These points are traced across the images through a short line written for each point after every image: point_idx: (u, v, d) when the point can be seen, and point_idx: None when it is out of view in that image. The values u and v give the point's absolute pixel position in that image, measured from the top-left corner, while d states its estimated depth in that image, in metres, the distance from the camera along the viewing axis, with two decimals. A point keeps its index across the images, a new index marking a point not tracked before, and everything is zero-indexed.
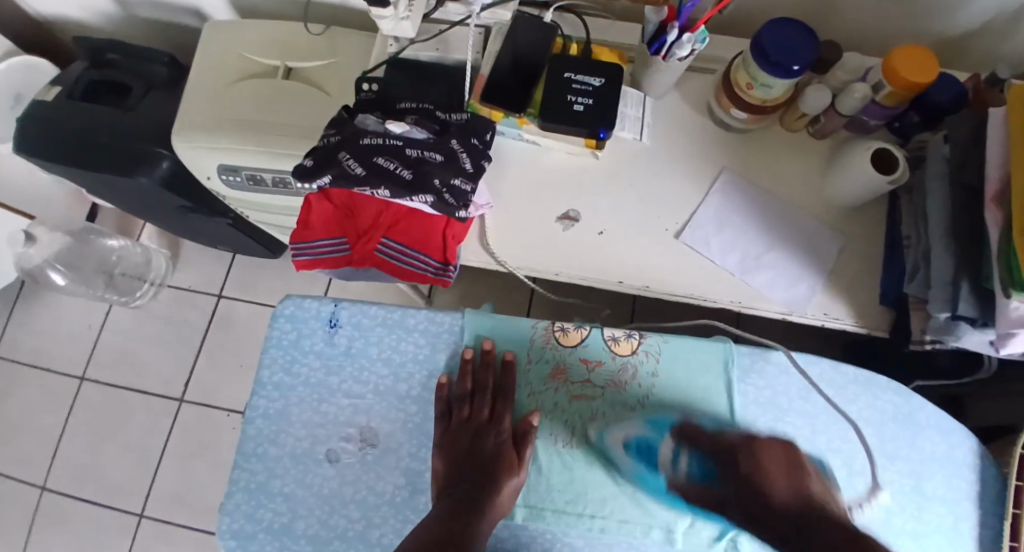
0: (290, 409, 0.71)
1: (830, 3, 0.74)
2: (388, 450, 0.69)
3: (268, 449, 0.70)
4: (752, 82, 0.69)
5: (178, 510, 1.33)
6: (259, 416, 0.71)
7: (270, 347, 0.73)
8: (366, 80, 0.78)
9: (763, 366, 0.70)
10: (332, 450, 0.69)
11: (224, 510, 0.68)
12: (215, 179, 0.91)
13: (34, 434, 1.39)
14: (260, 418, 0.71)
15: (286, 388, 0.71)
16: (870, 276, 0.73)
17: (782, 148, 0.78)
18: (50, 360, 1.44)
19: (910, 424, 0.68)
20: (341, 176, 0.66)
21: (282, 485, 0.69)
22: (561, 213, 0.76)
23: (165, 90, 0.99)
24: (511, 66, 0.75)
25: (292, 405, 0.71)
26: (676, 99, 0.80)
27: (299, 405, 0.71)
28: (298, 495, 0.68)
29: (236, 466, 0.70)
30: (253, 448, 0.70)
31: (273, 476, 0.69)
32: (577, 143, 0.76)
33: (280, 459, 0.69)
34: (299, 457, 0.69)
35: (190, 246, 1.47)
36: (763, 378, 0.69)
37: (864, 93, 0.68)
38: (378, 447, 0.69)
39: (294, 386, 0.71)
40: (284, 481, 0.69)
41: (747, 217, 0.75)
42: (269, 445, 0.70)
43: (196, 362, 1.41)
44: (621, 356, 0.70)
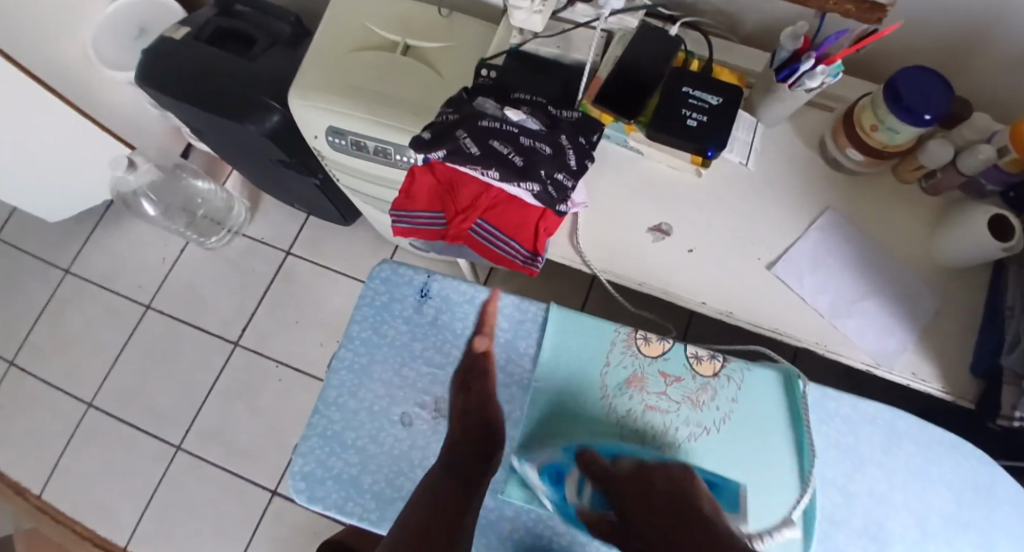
0: (373, 365, 0.73)
1: (970, 58, 0.72)
2: None
3: (347, 401, 0.72)
4: (878, 124, 0.68)
5: (213, 448, 1.37)
6: (343, 367, 0.73)
7: (361, 304, 0.75)
8: (485, 66, 0.81)
9: (847, 413, 0.69)
10: (406, 413, 0.71)
11: (298, 451, 0.71)
12: (321, 138, 0.94)
13: (94, 350, 1.47)
14: (344, 369, 0.73)
15: (372, 346, 0.74)
16: (962, 342, 0.71)
17: (891, 196, 0.77)
18: (121, 284, 1.51)
19: (988, 495, 0.66)
20: (455, 153, 0.68)
21: (356, 437, 0.71)
22: (653, 224, 0.77)
23: (285, 48, 1.04)
24: (631, 73, 0.76)
25: (376, 362, 0.73)
26: (788, 131, 0.79)
27: (382, 364, 0.73)
28: (369, 449, 0.70)
29: (315, 411, 0.72)
30: (335, 397, 0.72)
31: (348, 427, 0.71)
32: (682, 158, 0.76)
33: (358, 413, 0.71)
34: (375, 415, 0.71)
35: (268, 200, 1.53)
36: (847, 425, 0.68)
37: (987, 155, 0.67)
38: None
39: (380, 345, 0.73)
40: (358, 434, 0.71)
41: (851, 261, 0.74)
42: (348, 397, 0.72)
43: (255, 311, 1.46)
44: (693, 373, 0.71)
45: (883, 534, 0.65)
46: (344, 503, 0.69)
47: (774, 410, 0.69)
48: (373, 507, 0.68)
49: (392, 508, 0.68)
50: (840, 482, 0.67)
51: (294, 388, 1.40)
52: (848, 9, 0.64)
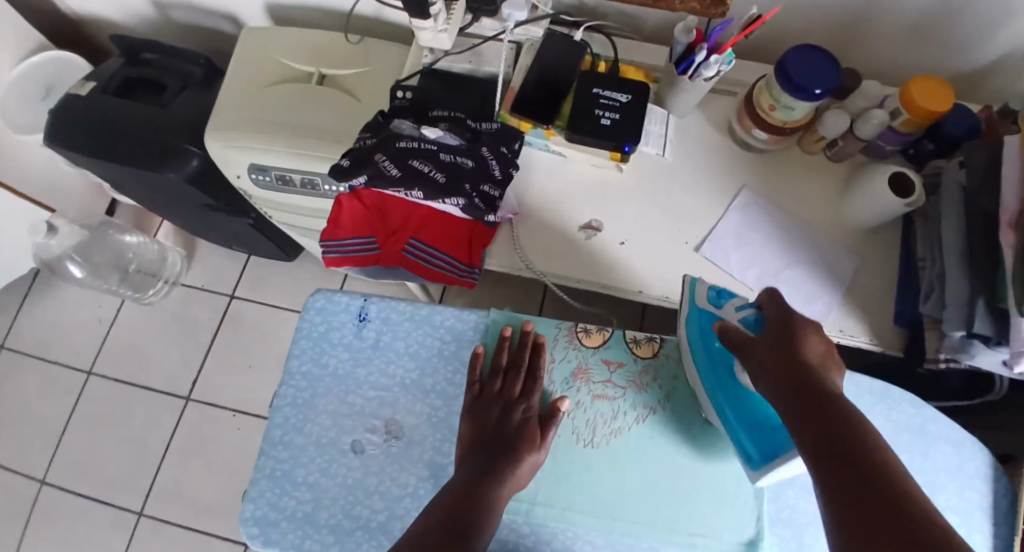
0: (317, 398, 0.72)
1: (852, 32, 0.78)
2: (412, 442, 0.69)
3: (294, 437, 0.70)
4: (775, 104, 0.72)
5: (176, 509, 1.32)
6: (286, 404, 0.72)
7: (299, 338, 0.74)
8: (400, 88, 0.81)
9: None
10: (357, 440, 0.70)
11: (247, 496, 0.69)
12: (245, 177, 0.93)
13: (35, 426, 1.39)
14: (288, 406, 0.72)
15: (314, 378, 0.73)
16: (884, 296, 0.76)
17: (800, 168, 0.81)
18: (57, 352, 1.44)
19: (922, 435, 0.70)
20: (377, 177, 0.68)
21: (307, 474, 0.69)
22: (584, 222, 0.78)
23: (199, 90, 1.02)
24: (542, 80, 0.78)
25: (320, 394, 0.72)
26: (699, 118, 0.82)
27: (326, 396, 0.72)
28: (322, 484, 0.69)
29: (262, 453, 0.70)
30: (281, 435, 0.71)
31: (298, 465, 0.69)
32: (602, 156, 0.78)
33: (306, 448, 0.70)
34: (325, 447, 0.70)
35: (205, 246, 1.49)
36: None
37: (881, 120, 0.71)
38: (402, 439, 0.70)
39: (322, 376, 0.72)
40: (308, 470, 0.69)
41: (769, 232, 0.78)
42: (295, 434, 0.71)
43: (204, 360, 1.41)
44: (636, 356, 0.73)
45: None
46: (300, 542, 0.67)
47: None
48: (332, 541, 0.66)
49: (351, 539, 0.66)
50: None
51: (255, 434, 1.36)
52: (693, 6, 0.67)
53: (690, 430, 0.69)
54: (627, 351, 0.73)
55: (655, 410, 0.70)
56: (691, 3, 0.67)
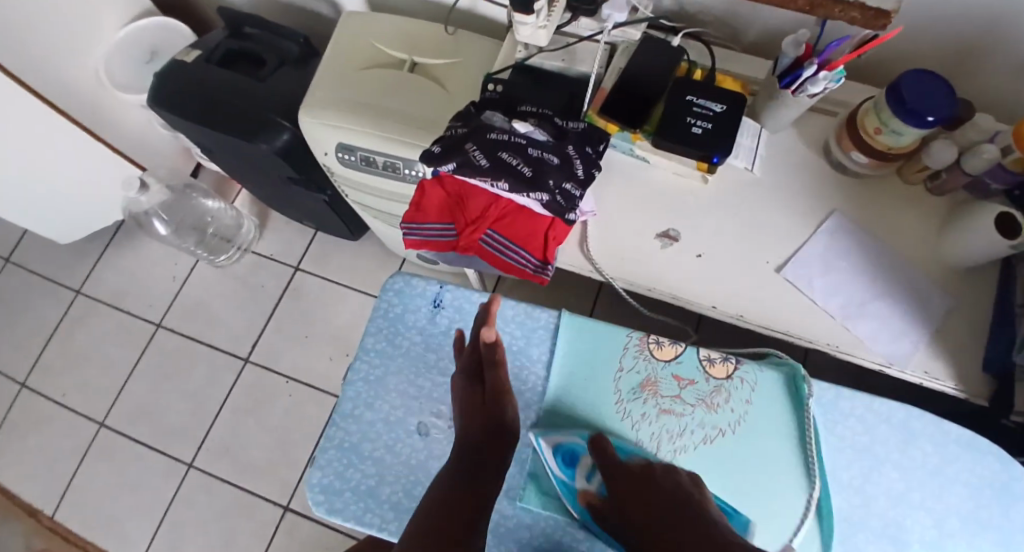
0: (388, 377, 0.73)
1: (970, 61, 0.74)
2: None
3: (364, 411, 0.72)
4: (881, 128, 0.69)
5: (224, 464, 1.38)
6: (359, 379, 0.73)
7: (375, 317, 0.76)
8: (492, 81, 0.82)
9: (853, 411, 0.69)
10: (423, 423, 0.71)
11: (315, 464, 0.71)
12: (332, 155, 0.96)
13: (106, 369, 1.48)
14: (361, 381, 0.73)
15: (387, 356, 0.74)
16: (975, 341, 0.71)
17: (895, 196, 0.77)
18: (132, 302, 1.52)
19: (1007, 492, 0.66)
20: (465, 165, 0.69)
21: (373, 449, 0.71)
22: (661, 231, 0.77)
23: (294, 67, 1.06)
24: (635, 83, 0.77)
25: (391, 373, 0.73)
26: (792, 136, 0.80)
27: (397, 375, 0.73)
28: (386, 460, 0.70)
29: (332, 423, 0.72)
30: (351, 409, 0.73)
31: (365, 439, 0.71)
32: (688, 165, 0.77)
33: (374, 424, 0.72)
34: (392, 425, 0.72)
35: (276, 217, 1.55)
36: (863, 426, 0.68)
37: (992, 155, 0.68)
38: None
39: (394, 355, 0.74)
40: (374, 445, 0.71)
41: (861, 260, 0.75)
42: (365, 409, 0.72)
43: (264, 327, 1.47)
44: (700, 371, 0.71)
45: (903, 535, 0.65)
46: (362, 515, 0.69)
47: (778, 402, 0.69)
48: (392, 517, 0.68)
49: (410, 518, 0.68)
50: (856, 484, 0.67)
51: (304, 403, 1.41)
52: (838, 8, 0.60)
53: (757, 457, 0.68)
54: (693, 366, 0.72)
55: (724, 431, 0.68)
56: (852, 12, 0.60)
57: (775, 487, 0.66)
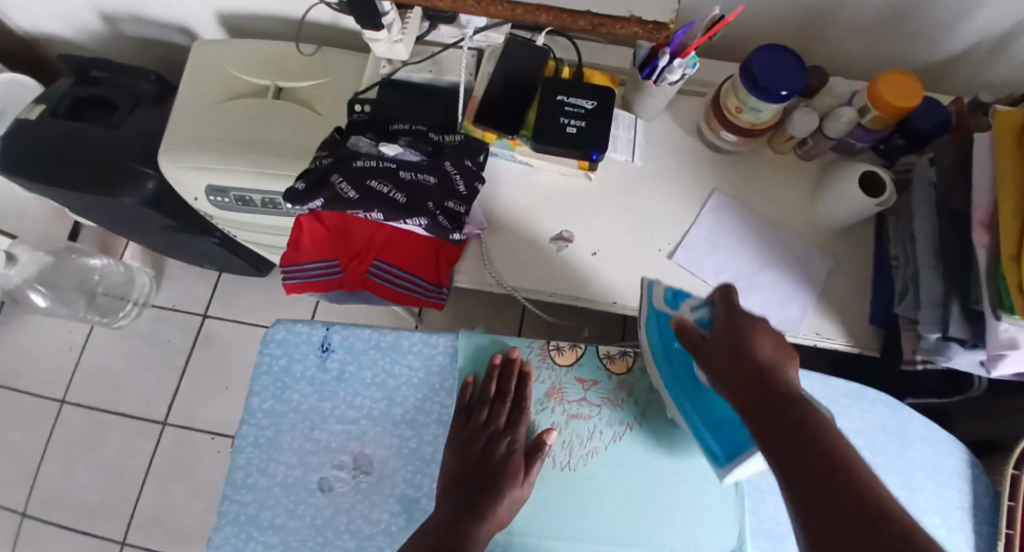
0: (281, 436, 0.69)
1: (820, 28, 0.76)
2: (383, 476, 0.67)
3: (258, 479, 0.68)
4: (742, 106, 0.70)
5: (158, 536, 1.29)
6: (248, 444, 0.69)
7: (260, 373, 0.71)
8: (359, 101, 0.78)
9: None
10: (325, 478, 0.68)
11: (213, 544, 0.67)
12: (203, 199, 0.90)
13: (8, 459, 1.35)
14: (251, 446, 0.69)
15: (278, 415, 0.70)
16: (860, 297, 0.75)
17: (768, 165, 0.80)
18: (26, 381, 1.39)
19: (899, 436, 0.70)
20: (333, 200, 0.66)
21: (273, 517, 0.67)
22: (555, 233, 0.76)
23: (153, 109, 0.98)
24: (503, 85, 0.75)
25: (283, 432, 0.69)
26: (668, 121, 0.81)
27: (291, 433, 0.69)
28: (289, 526, 0.67)
29: (225, 498, 0.68)
30: (244, 478, 0.68)
31: (263, 507, 0.67)
32: (569, 164, 0.76)
33: (271, 489, 0.68)
34: (291, 487, 0.68)
35: (174, 264, 1.45)
36: None
37: (849, 117, 0.70)
38: (372, 474, 0.67)
39: (286, 412, 0.70)
40: (274, 512, 0.67)
41: (741, 235, 0.76)
42: (259, 475, 0.68)
43: (179, 383, 1.38)
44: (603, 366, 0.71)
45: None
46: None
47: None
48: None
49: None
50: None
51: None
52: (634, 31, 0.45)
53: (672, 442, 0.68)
54: (596, 364, 0.71)
55: (632, 425, 0.68)
56: (632, 27, 0.45)
57: (689, 465, 0.67)
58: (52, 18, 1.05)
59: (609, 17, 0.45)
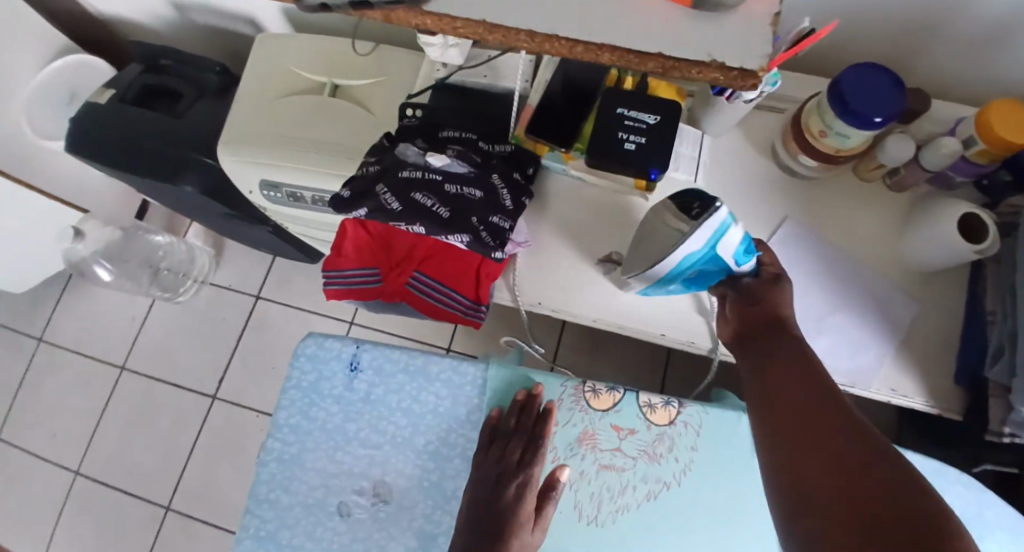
0: (305, 455, 0.69)
1: (924, 45, 0.67)
2: (402, 507, 0.67)
3: (281, 495, 0.68)
4: (826, 130, 0.63)
5: (202, 506, 1.35)
6: (272, 460, 0.69)
7: (288, 388, 0.70)
8: (410, 105, 0.76)
9: None
10: (344, 502, 0.68)
11: None
12: (257, 193, 0.90)
13: (74, 419, 1.44)
14: (274, 462, 0.69)
15: (302, 433, 0.69)
16: (944, 353, 0.66)
17: (848, 195, 0.72)
18: (94, 347, 1.47)
19: (976, 523, 0.63)
20: (377, 211, 0.63)
21: (292, 536, 0.67)
22: (603, 254, 0.72)
23: (216, 99, 1.00)
24: (562, 92, 0.71)
25: (307, 450, 0.69)
26: (738, 139, 0.74)
27: (314, 453, 0.69)
28: (306, 547, 0.67)
29: (248, 511, 0.68)
30: (266, 493, 0.68)
31: (282, 526, 0.67)
32: (625, 183, 0.71)
33: (292, 508, 0.68)
34: (312, 508, 0.68)
35: (232, 245, 1.49)
36: None
37: (950, 150, 0.62)
38: (391, 504, 0.67)
39: (311, 430, 0.69)
40: (293, 532, 0.67)
41: (811, 281, 0.69)
42: (281, 492, 0.68)
43: (229, 362, 1.42)
44: (641, 416, 0.67)
45: None
46: None
47: (727, 435, 0.66)
48: None
49: None
50: None
51: None
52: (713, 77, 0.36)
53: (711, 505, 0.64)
54: (633, 413, 0.67)
55: (668, 485, 0.64)
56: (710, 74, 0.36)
57: (727, 532, 0.63)
58: (128, 3, 1.08)
59: (687, 61, 0.35)
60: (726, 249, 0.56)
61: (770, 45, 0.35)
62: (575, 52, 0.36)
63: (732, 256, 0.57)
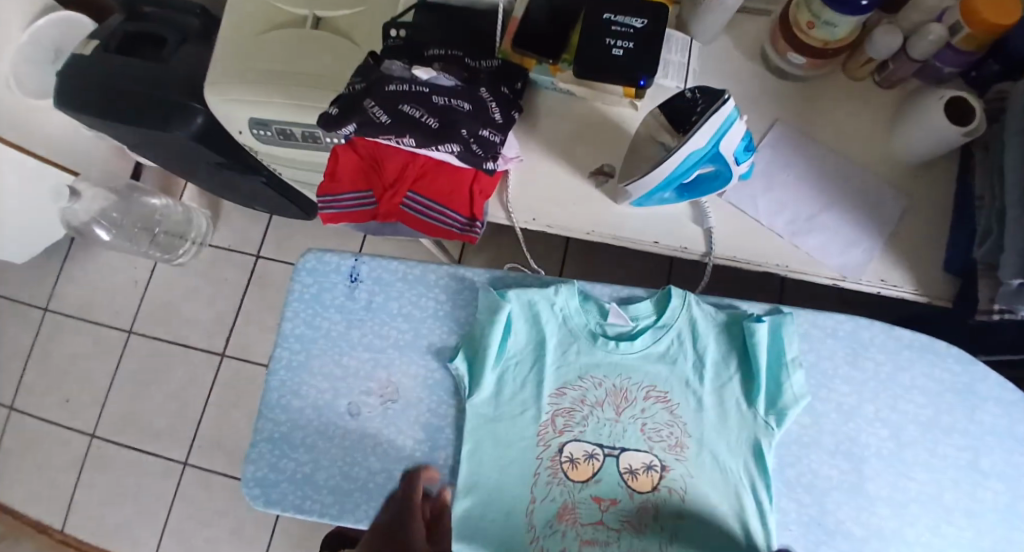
0: (312, 361, 0.70)
1: None
2: (408, 404, 0.67)
3: (291, 400, 0.69)
4: (814, 21, 0.62)
5: (218, 459, 1.38)
6: (282, 367, 0.70)
7: (292, 299, 0.71)
8: (395, 25, 0.74)
9: (808, 328, 0.66)
10: (354, 402, 0.68)
11: (248, 458, 0.68)
12: (247, 132, 0.89)
13: (85, 383, 1.46)
14: (283, 368, 0.70)
15: (308, 340, 0.70)
16: (933, 243, 0.67)
17: (838, 94, 0.71)
18: (99, 313, 1.49)
19: (967, 394, 0.65)
20: (367, 125, 0.63)
21: (304, 436, 0.68)
22: (593, 168, 0.71)
23: (198, 43, 0.98)
24: (548, 2, 0.70)
25: (314, 356, 0.70)
26: (726, 44, 0.73)
27: (321, 357, 0.70)
28: (319, 446, 0.68)
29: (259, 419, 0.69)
30: (278, 398, 0.69)
31: (295, 427, 0.68)
32: (613, 92, 0.70)
33: (303, 409, 0.69)
34: (322, 408, 0.69)
35: (229, 206, 1.49)
36: (808, 343, 0.66)
37: (937, 36, 0.61)
38: (399, 401, 0.68)
39: (316, 337, 0.70)
40: (306, 432, 0.68)
41: (802, 171, 0.69)
42: (292, 395, 0.69)
43: (234, 320, 1.44)
44: (632, 451, 0.61)
45: (857, 451, 0.64)
46: (301, 504, 0.67)
47: (724, 410, 0.61)
48: (332, 502, 0.66)
49: (351, 500, 0.66)
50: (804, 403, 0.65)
51: None
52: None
53: (702, 441, 0.60)
54: (626, 448, 0.61)
55: (657, 415, 0.61)
56: None
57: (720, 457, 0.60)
58: None
59: None
60: (726, 147, 0.57)
61: None
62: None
63: (732, 155, 0.58)
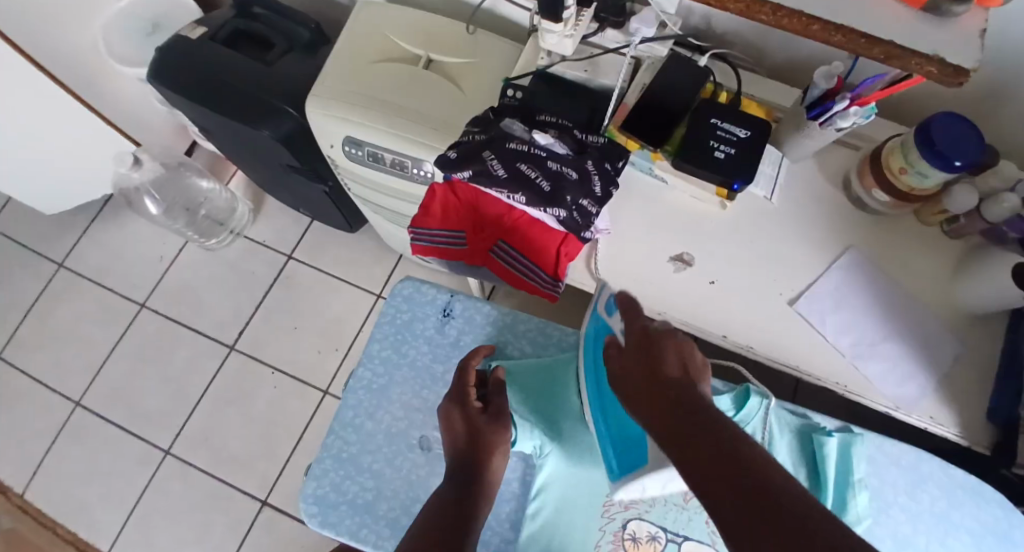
0: (393, 387, 0.80)
1: (996, 100, 0.73)
2: None
3: (365, 422, 0.79)
4: (908, 167, 0.68)
5: (203, 454, 1.34)
6: (362, 387, 0.80)
7: (384, 322, 0.83)
8: (511, 86, 0.79)
9: (874, 452, 0.73)
10: (426, 438, 0.78)
11: (312, 474, 0.78)
12: (338, 147, 0.92)
13: (82, 348, 1.43)
14: (364, 389, 0.80)
15: (393, 365, 0.81)
16: (977, 390, 0.71)
17: (909, 235, 0.76)
18: (115, 280, 1.47)
19: (1005, 538, 0.70)
20: (482, 174, 0.67)
21: (372, 461, 0.77)
22: (675, 253, 0.75)
23: (304, 53, 1.03)
24: (660, 95, 0.75)
25: (395, 383, 0.80)
26: (812, 166, 0.79)
27: (401, 385, 0.80)
28: (385, 474, 0.77)
29: (332, 432, 0.79)
30: (352, 418, 0.79)
31: (365, 451, 0.78)
32: (706, 189, 0.75)
33: (374, 435, 0.79)
34: (393, 438, 0.78)
35: (272, 203, 1.51)
36: (875, 468, 0.72)
37: (1011, 204, 0.65)
38: None
39: (400, 366, 0.81)
40: (374, 458, 0.78)
41: (870, 298, 0.73)
42: (366, 418, 0.79)
43: (252, 315, 1.43)
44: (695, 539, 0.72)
45: None
46: (357, 530, 0.75)
47: None
48: (387, 532, 0.74)
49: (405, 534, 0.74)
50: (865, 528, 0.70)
51: (289, 395, 1.37)
52: (929, 71, 0.48)
53: None
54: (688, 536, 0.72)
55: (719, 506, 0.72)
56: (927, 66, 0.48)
57: None
58: None
59: (910, 54, 0.48)
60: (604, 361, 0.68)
61: (957, 49, 0.48)
62: (810, 29, 0.50)
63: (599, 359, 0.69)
